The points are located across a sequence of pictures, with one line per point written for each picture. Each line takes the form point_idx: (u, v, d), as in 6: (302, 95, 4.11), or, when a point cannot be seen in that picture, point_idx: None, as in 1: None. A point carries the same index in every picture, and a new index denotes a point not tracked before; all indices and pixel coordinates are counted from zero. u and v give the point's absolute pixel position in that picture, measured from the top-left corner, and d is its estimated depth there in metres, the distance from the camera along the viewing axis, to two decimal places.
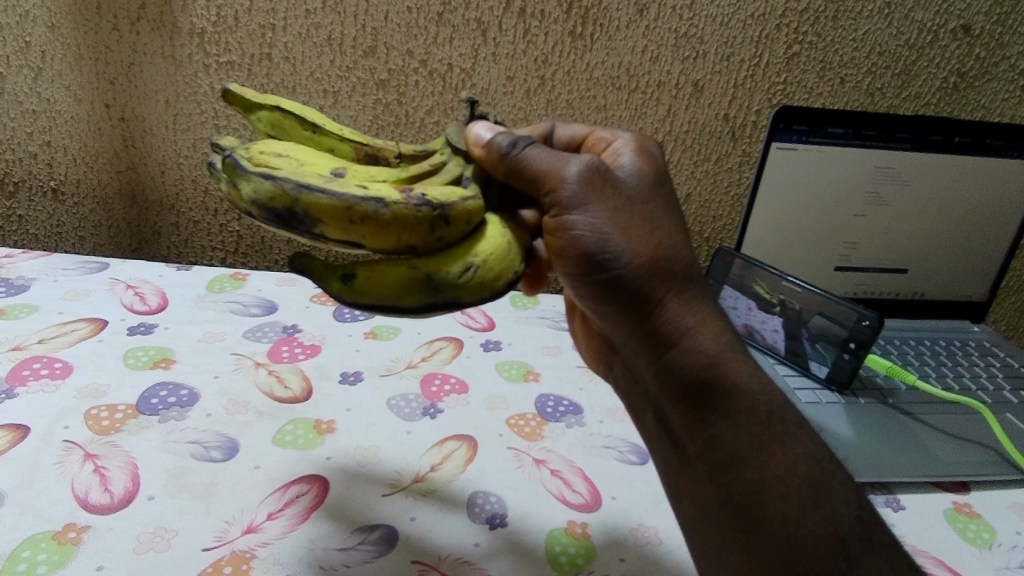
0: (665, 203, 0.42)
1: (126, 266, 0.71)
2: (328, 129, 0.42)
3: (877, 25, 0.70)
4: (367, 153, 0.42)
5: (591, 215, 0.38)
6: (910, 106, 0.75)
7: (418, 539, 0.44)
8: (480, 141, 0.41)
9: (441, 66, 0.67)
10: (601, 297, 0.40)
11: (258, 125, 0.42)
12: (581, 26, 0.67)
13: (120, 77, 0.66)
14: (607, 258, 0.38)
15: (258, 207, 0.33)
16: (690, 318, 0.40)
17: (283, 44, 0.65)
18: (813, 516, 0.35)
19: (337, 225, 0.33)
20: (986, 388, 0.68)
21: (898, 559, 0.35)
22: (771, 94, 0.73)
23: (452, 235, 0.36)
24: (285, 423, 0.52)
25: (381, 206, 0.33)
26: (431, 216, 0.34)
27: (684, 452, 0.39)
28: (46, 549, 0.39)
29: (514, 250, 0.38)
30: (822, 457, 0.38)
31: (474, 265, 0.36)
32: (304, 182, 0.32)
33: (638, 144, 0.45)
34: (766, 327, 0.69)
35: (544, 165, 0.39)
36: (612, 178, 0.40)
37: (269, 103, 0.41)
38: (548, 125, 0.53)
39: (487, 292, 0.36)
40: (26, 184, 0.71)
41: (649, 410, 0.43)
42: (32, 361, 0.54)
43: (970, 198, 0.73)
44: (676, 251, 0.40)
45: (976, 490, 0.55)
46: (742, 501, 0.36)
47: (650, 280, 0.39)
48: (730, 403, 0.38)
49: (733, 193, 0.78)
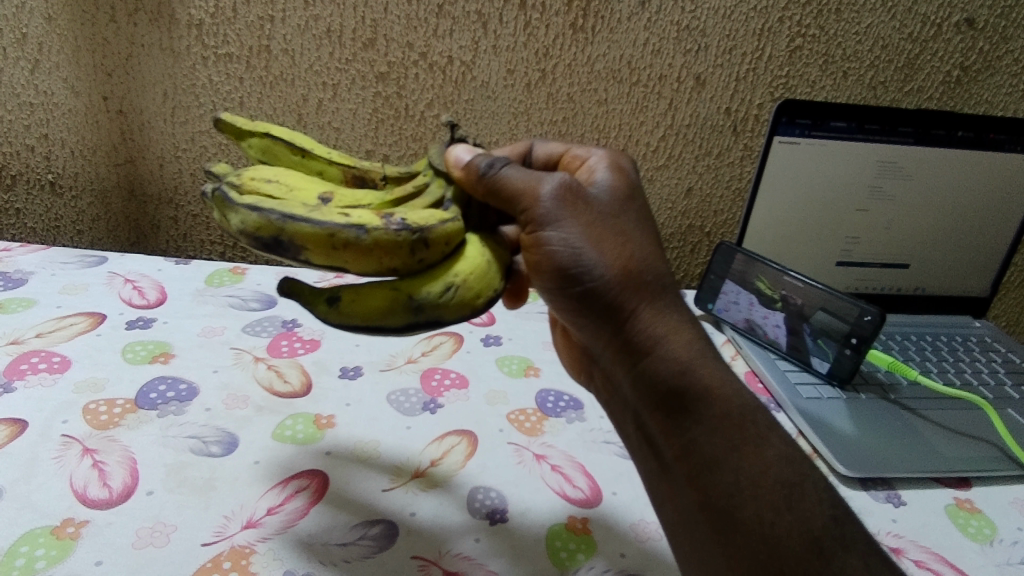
0: (637, 216, 0.42)
1: (124, 261, 0.71)
2: (317, 154, 0.43)
3: (880, 18, 0.70)
4: (355, 175, 0.43)
5: (565, 231, 0.39)
6: (913, 100, 0.75)
7: (420, 534, 0.44)
8: (459, 163, 0.41)
9: (441, 59, 0.67)
10: (577, 310, 0.40)
11: (249, 151, 0.43)
12: (581, 19, 0.66)
13: (117, 70, 0.66)
14: (581, 271, 0.39)
15: (247, 237, 0.35)
16: (663, 326, 0.39)
17: (282, 36, 0.65)
18: (787, 516, 0.35)
19: (322, 251, 0.35)
20: (987, 384, 0.68)
21: (871, 554, 0.35)
22: (773, 88, 0.72)
23: (433, 257, 0.37)
24: (284, 418, 0.52)
25: (361, 233, 0.34)
26: (410, 240, 0.35)
27: (662, 458, 0.39)
28: (44, 544, 0.39)
29: (493, 269, 0.39)
30: (797, 458, 0.38)
31: (454, 285, 0.37)
32: (288, 213, 0.34)
33: (612, 160, 0.45)
34: (767, 322, 0.68)
35: (520, 183, 0.40)
36: (585, 194, 0.40)
37: (259, 130, 0.42)
38: (526, 144, 0.52)
39: (466, 310, 0.37)
40: (24, 177, 0.71)
41: (628, 419, 0.42)
42: (30, 355, 0.54)
43: (971, 193, 0.73)
44: (647, 262, 0.40)
45: (977, 486, 0.55)
46: (718, 504, 0.36)
47: (622, 292, 0.39)
48: (705, 410, 0.38)
49: (734, 187, 0.78)
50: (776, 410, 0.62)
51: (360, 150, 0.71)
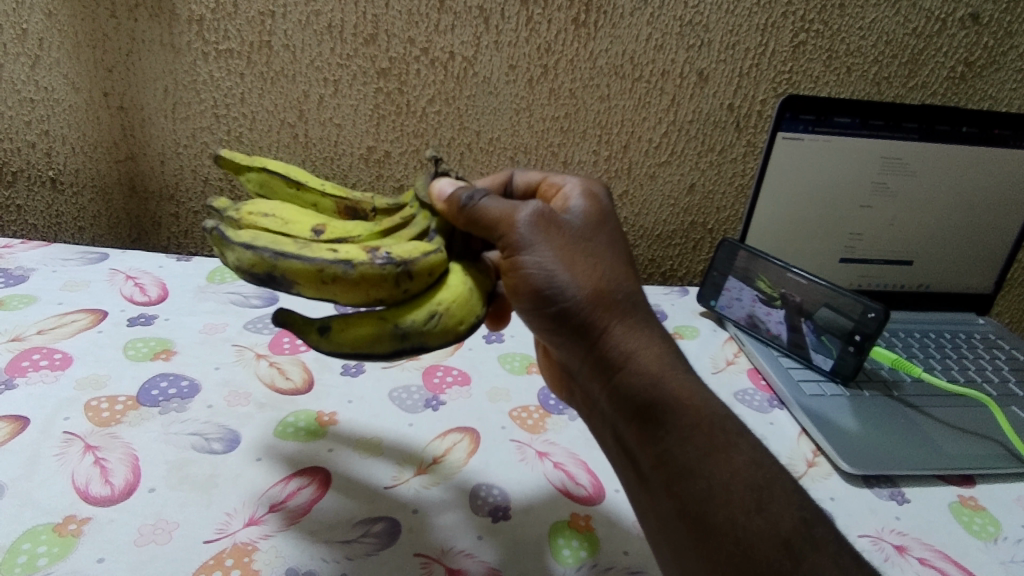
0: (609, 239, 0.43)
1: (126, 257, 0.70)
2: (311, 186, 0.44)
3: (885, 13, 0.69)
4: (348, 206, 0.45)
5: (539, 255, 0.40)
6: (917, 96, 0.74)
7: (422, 531, 0.43)
8: (442, 196, 0.41)
9: (443, 54, 0.66)
10: (552, 329, 0.41)
11: (248, 184, 0.45)
12: (584, 14, 0.66)
13: (118, 66, 0.66)
14: (555, 292, 0.40)
15: (241, 273, 0.36)
16: (634, 341, 0.40)
17: (283, 32, 0.64)
18: (758, 519, 0.35)
19: (312, 284, 0.36)
20: (991, 380, 0.68)
21: (841, 553, 0.35)
22: (777, 84, 0.72)
23: (417, 287, 0.38)
24: (287, 415, 0.52)
25: (349, 267, 0.36)
26: (395, 272, 0.37)
27: (639, 468, 0.39)
28: (46, 541, 0.39)
29: (475, 296, 0.41)
30: (767, 463, 0.38)
31: (438, 312, 0.38)
32: (280, 250, 0.36)
33: (586, 187, 0.46)
34: (769, 318, 0.68)
35: (497, 212, 0.40)
36: (558, 220, 0.41)
37: (257, 165, 0.44)
38: (507, 173, 0.53)
39: (451, 336, 0.39)
40: (25, 174, 0.71)
41: (607, 432, 0.43)
42: (32, 352, 0.54)
43: (975, 190, 0.73)
44: (616, 282, 0.41)
45: (980, 483, 0.55)
46: (695, 509, 0.36)
47: (593, 310, 0.40)
48: (674, 418, 0.38)
49: (736, 184, 0.78)
50: (779, 407, 0.62)
51: (362, 146, 0.71)
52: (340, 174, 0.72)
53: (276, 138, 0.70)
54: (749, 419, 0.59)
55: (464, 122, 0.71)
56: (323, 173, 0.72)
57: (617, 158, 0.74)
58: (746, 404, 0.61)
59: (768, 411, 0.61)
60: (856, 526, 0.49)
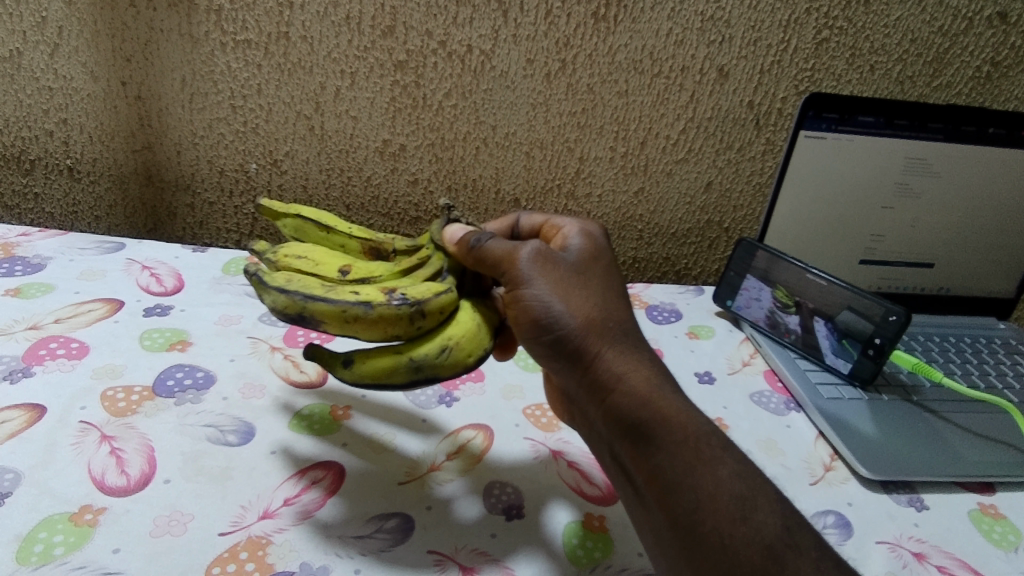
0: (604, 275, 0.44)
1: (142, 247, 0.70)
2: (339, 229, 0.48)
3: (911, 10, 0.68)
4: (371, 247, 0.48)
5: (537, 288, 0.41)
6: (941, 96, 0.73)
7: (435, 529, 0.43)
8: (453, 240, 0.45)
9: (460, 47, 0.66)
10: (547, 356, 0.41)
11: (285, 230, 0.50)
12: (604, 8, 0.65)
13: (137, 55, 0.66)
14: (551, 321, 0.40)
15: (276, 315, 0.39)
16: (624, 365, 0.40)
17: (301, 23, 0.64)
18: (742, 526, 0.35)
19: (337, 324, 0.38)
20: (1012, 387, 0.66)
21: (822, 558, 0.35)
22: (798, 81, 0.71)
23: (430, 324, 0.40)
24: (302, 408, 0.52)
25: (368, 308, 0.38)
26: (409, 312, 0.39)
27: (636, 482, 0.39)
28: (63, 531, 0.39)
29: (484, 331, 0.42)
30: (751, 472, 0.38)
31: (448, 346, 0.40)
32: (309, 293, 0.38)
33: (582, 228, 0.48)
34: (788, 321, 0.67)
35: (499, 251, 0.42)
36: (555, 256, 0.43)
37: (292, 212, 0.48)
38: (514, 216, 0.54)
39: (461, 369, 0.40)
40: (43, 162, 0.71)
41: (604, 449, 0.43)
42: (50, 341, 0.54)
43: (999, 192, 0.71)
44: (608, 311, 0.42)
45: (1001, 492, 0.54)
46: (685, 520, 0.36)
47: (585, 337, 0.40)
48: (663, 433, 0.38)
49: (755, 182, 0.77)
50: (796, 410, 0.61)
51: (377, 139, 0.71)
52: (355, 166, 0.72)
53: (292, 130, 0.70)
54: (766, 421, 0.59)
55: (480, 116, 0.70)
56: (338, 166, 0.72)
57: (634, 154, 0.74)
58: (763, 407, 0.61)
59: (785, 414, 0.60)
60: (874, 531, 0.48)
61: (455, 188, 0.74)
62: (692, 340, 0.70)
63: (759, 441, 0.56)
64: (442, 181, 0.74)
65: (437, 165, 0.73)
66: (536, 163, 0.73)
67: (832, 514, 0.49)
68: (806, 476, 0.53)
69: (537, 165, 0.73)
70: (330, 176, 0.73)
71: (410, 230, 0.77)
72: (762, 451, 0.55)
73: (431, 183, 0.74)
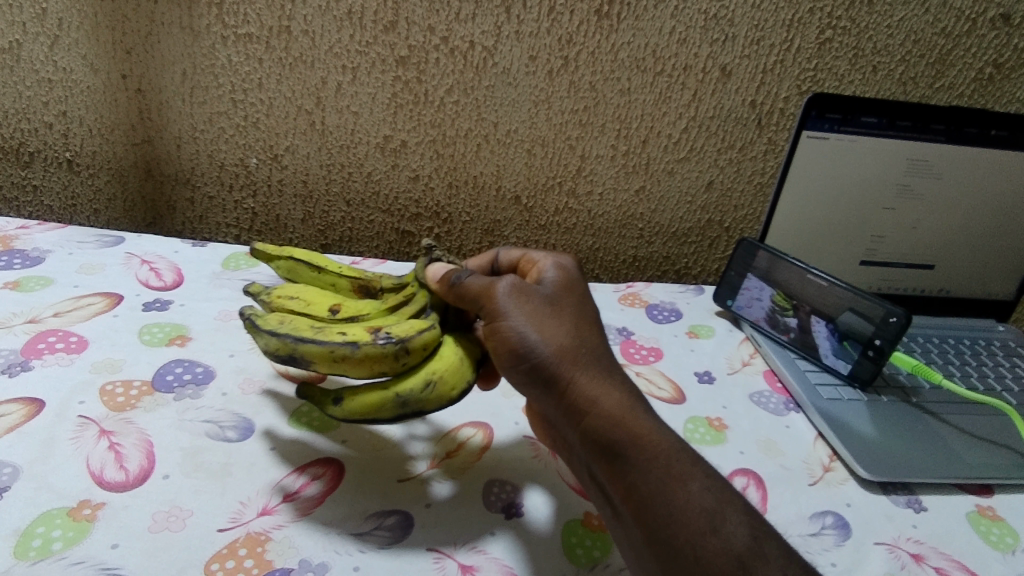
0: (579, 304, 0.44)
1: (141, 241, 0.70)
2: (329, 268, 0.49)
3: (914, 11, 0.68)
4: (361, 285, 0.49)
5: (513, 319, 0.41)
6: (943, 97, 0.73)
7: (433, 527, 0.43)
8: (436, 278, 0.45)
9: (463, 43, 0.66)
10: (525, 384, 0.41)
11: (280, 271, 0.51)
12: (606, 5, 0.65)
13: (137, 48, 0.65)
14: (527, 350, 0.40)
15: (270, 357, 0.40)
16: (598, 388, 0.40)
17: (303, 17, 0.63)
18: (715, 536, 0.35)
19: (326, 364, 0.39)
20: (1011, 389, 0.67)
21: (799, 565, 0.35)
22: (801, 81, 0.71)
23: (414, 360, 0.40)
24: (301, 404, 0.52)
25: (355, 348, 0.39)
26: (394, 350, 0.39)
27: (614, 501, 0.39)
28: (61, 526, 0.39)
29: (467, 363, 0.42)
30: (728, 483, 0.38)
31: (432, 380, 0.39)
32: (299, 335, 0.39)
33: (558, 261, 0.48)
34: (787, 323, 0.67)
35: (477, 286, 0.43)
36: (531, 289, 0.43)
37: (285, 255, 0.50)
38: (493, 253, 0.54)
39: (445, 402, 0.40)
40: (42, 155, 0.71)
41: (584, 470, 0.42)
42: (48, 335, 0.54)
43: (999, 195, 0.71)
44: (583, 338, 0.42)
45: (999, 493, 0.54)
46: (661, 533, 0.36)
47: (560, 362, 0.40)
48: (636, 453, 0.38)
49: (756, 182, 0.77)
50: (796, 411, 0.61)
51: (378, 135, 0.70)
52: (355, 161, 0.72)
53: (293, 125, 0.69)
54: (765, 421, 0.59)
55: (481, 113, 0.70)
56: (338, 161, 0.72)
57: (636, 153, 0.73)
58: (762, 407, 0.61)
59: (784, 414, 0.60)
60: (871, 532, 0.48)
61: (456, 185, 0.74)
62: (692, 340, 0.70)
63: (759, 441, 0.56)
64: (443, 178, 0.73)
65: (439, 161, 0.72)
66: (537, 160, 0.73)
67: (831, 515, 0.49)
68: (805, 476, 0.53)
69: (538, 162, 0.73)
70: (331, 171, 0.72)
71: (410, 226, 0.77)
72: (760, 451, 0.55)
73: (431, 179, 0.73)
